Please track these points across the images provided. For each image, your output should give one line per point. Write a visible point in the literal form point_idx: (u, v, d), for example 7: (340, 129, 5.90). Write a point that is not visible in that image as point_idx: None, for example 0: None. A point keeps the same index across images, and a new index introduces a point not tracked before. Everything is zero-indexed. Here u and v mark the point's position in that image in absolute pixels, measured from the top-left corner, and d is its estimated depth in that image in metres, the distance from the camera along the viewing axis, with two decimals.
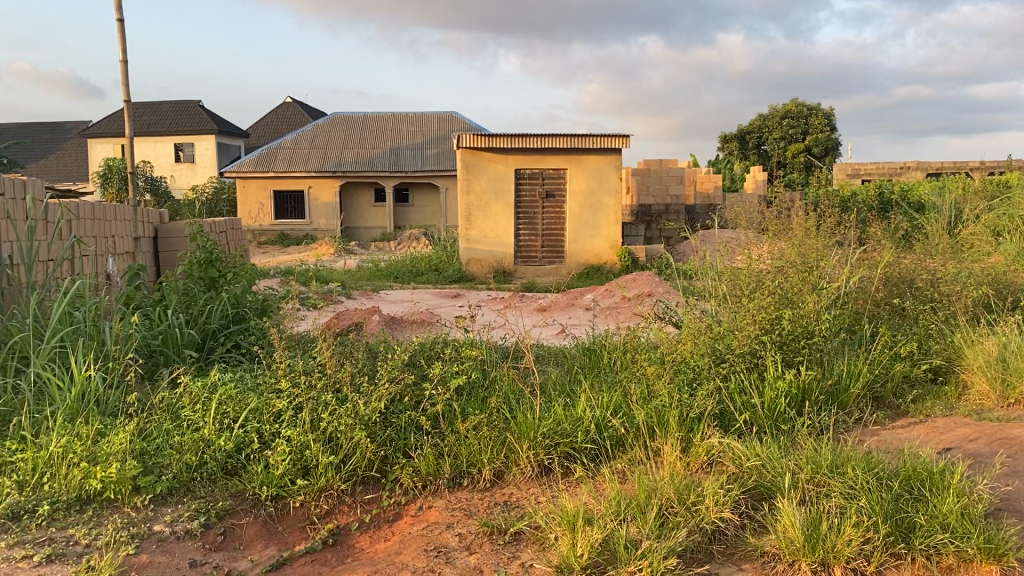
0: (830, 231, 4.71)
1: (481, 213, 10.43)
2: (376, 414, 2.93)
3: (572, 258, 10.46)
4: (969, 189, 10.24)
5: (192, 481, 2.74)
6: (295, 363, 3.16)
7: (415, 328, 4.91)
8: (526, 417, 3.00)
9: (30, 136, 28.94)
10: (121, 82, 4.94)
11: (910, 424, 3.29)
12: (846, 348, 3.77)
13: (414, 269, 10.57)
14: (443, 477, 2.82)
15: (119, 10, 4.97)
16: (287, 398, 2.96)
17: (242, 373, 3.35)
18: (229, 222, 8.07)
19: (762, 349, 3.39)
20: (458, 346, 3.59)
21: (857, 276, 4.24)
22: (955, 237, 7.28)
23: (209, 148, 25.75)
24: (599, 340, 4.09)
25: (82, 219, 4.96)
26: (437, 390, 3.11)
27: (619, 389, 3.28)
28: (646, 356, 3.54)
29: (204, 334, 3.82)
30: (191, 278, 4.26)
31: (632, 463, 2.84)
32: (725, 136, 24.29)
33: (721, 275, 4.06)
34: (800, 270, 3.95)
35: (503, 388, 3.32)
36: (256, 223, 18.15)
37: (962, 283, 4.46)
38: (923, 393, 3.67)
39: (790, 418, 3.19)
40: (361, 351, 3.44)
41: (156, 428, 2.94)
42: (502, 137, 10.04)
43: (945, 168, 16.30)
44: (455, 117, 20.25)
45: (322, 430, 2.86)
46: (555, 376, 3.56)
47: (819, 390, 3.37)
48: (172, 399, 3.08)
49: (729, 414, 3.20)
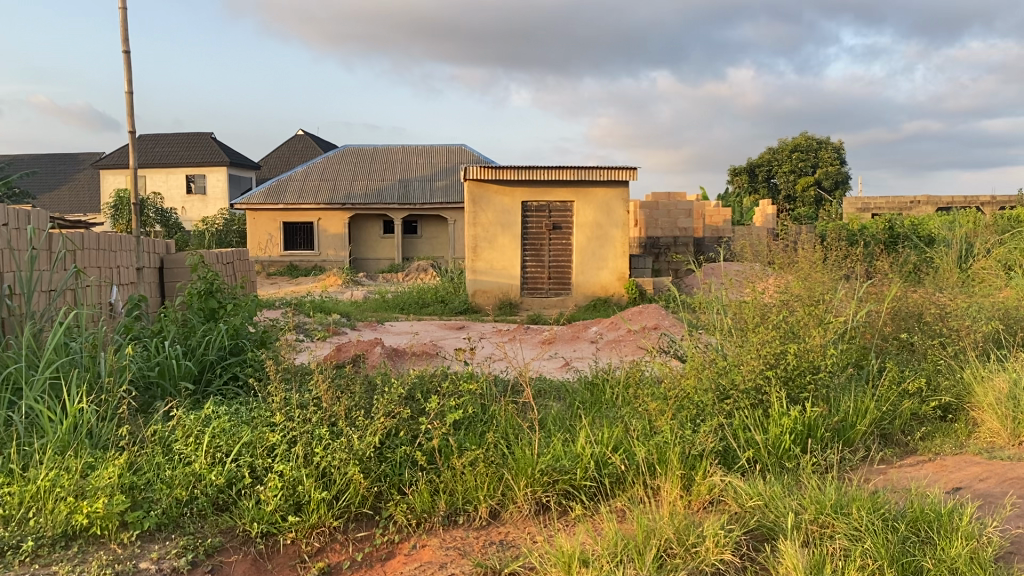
0: (838, 264, 4.66)
1: (488, 245, 10.42)
2: (371, 449, 2.87)
3: (579, 291, 10.40)
4: (980, 223, 10.18)
5: (181, 517, 2.70)
6: (291, 396, 3.12)
7: (415, 361, 4.85)
8: (525, 453, 2.94)
9: (43, 168, 29.29)
10: (126, 113, 4.95)
11: (918, 462, 3.22)
12: (852, 384, 3.71)
13: (420, 301, 10.54)
14: (438, 514, 2.75)
15: (126, 42, 4.99)
16: (281, 432, 2.93)
17: (238, 406, 3.30)
18: (234, 254, 8.12)
19: (767, 385, 3.33)
20: (457, 379, 3.52)
21: (864, 310, 4.19)
22: (966, 273, 7.18)
23: (220, 179, 25.96)
24: (602, 375, 4.02)
25: (87, 249, 4.98)
26: (434, 424, 3.05)
27: (620, 425, 3.21)
28: (649, 391, 3.47)
29: (202, 366, 3.77)
30: (191, 309, 4.23)
31: (632, 501, 2.76)
32: (735, 169, 24.39)
33: (726, 309, 4.01)
34: (806, 304, 3.90)
35: (501, 422, 3.25)
36: (264, 254, 18.23)
37: (973, 318, 4.38)
38: (931, 430, 3.58)
39: (795, 456, 3.11)
40: (358, 384, 3.38)
41: (148, 461, 2.89)
42: (509, 169, 10.06)
43: (954, 202, 16.25)
44: (465, 150, 20.37)
45: (315, 465, 2.82)
46: (554, 411, 3.50)
47: (825, 426, 3.30)
48: (166, 432, 3.03)
49: (732, 451, 3.13)
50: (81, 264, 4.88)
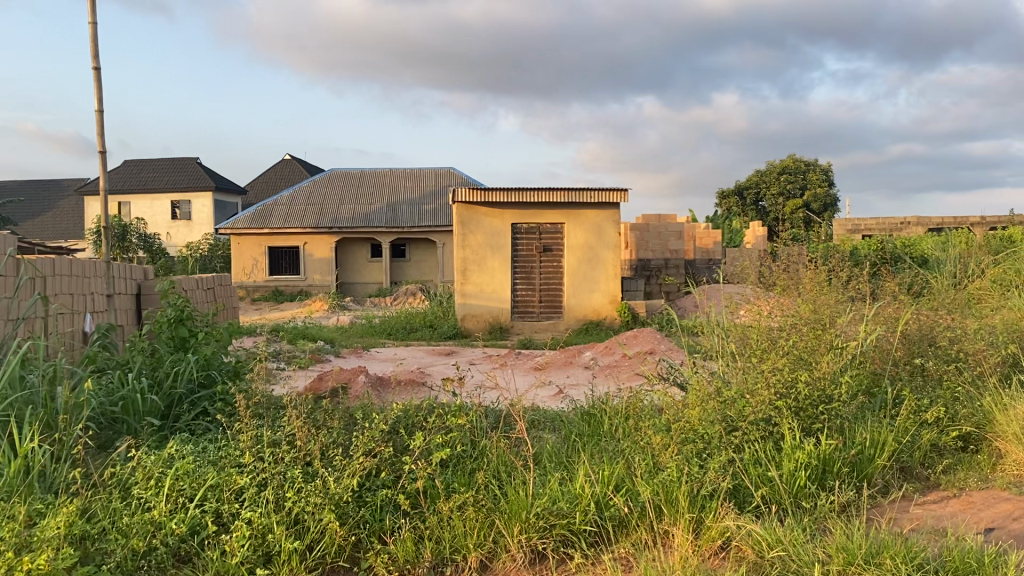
0: (843, 286, 4.42)
1: (477, 268, 10.18)
2: (349, 493, 2.62)
3: (570, 314, 10.14)
4: (974, 243, 10.03)
5: (138, 571, 2.43)
6: (262, 435, 2.87)
7: (401, 392, 4.57)
8: (518, 494, 2.69)
9: (27, 195, 28.94)
10: (96, 133, 4.68)
11: (943, 499, 2.97)
12: (866, 414, 3.45)
13: (407, 326, 10.28)
14: (423, 565, 2.49)
15: (95, 58, 4.71)
16: (250, 474, 2.69)
17: (204, 445, 3.02)
18: (214, 278, 8.03)
19: (779, 416, 3.07)
20: (444, 412, 3.25)
21: (875, 334, 3.93)
22: (966, 293, 6.99)
23: (206, 205, 25.71)
24: (599, 404, 3.77)
25: (58, 276, 4.74)
26: (419, 464, 2.78)
27: (621, 462, 2.97)
28: (651, 424, 3.21)
29: (170, 400, 3.49)
30: (160, 339, 3.97)
31: (637, 549, 2.52)
32: (724, 192, 24.40)
33: (729, 332, 3.77)
34: (814, 326, 3.64)
35: (492, 459, 3.00)
36: (249, 279, 17.94)
37: (986, 341, 4.12)
38: (954, 463, 3.33)
39: (812, 495, 2.86)
40: (336, 421, 3.13)
41: (103, 507, 2.61)
42: (498, 191, 9.86)
43: (945, 223, 16.15)
44: (453, 173, 20.21)
45: (287, 511, 2.58)
46: (549, 445, 3.24)
47: (842, 460, 3.05)
48: (125, 474, 2.76)
49: (744, 490, 2.89)
50: (50, 290, 4.63)
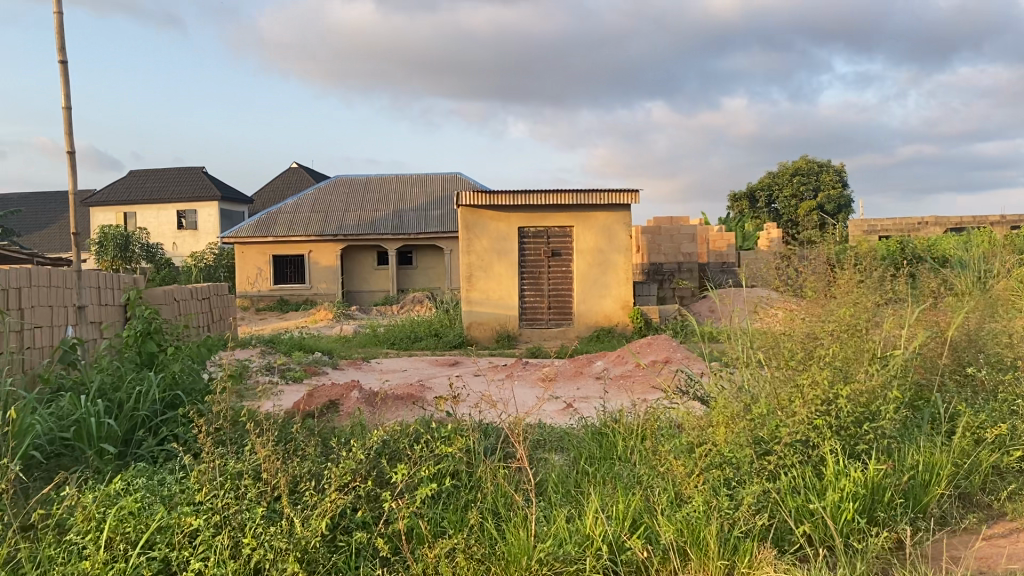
0: (881, 288, 4.00)
1: (483, 274, 9.80)
2: (318, 536, 2.23)
3: (580, 320, 9.74)
4: (998, 241, 9.58)
5: None
6: (222, 464, 2.48)
7: (396, 410, 4.18)
8: (519, 535, 2.30)
9: (34, 208, 28.78)
10: (64, 132, 3.92)
11: (1012, 532, 2.58)
12: (914, 431, 3.03)
13: (412, 334, 9.91)
14: None
15: (63, 52, 4.07)
16: (204, 511, 2.30)
17: (161, 476, 2.65)
18: (212, 287, 7.74)
19: (817, 437, 2.66)
20: (435, 435, 2.84)
21: (920, 339, 3.51)
22: (1000, 294, 6.53)
23: (212, 215, 25.45)
24: (612, 422, 3.36)
25: (36, 287, 4.41)
26: (401, 501, 2.39)
27: (637, 494, 2.58)
28: (671, 445, 2.81)
29: (131, 424, 3.10)
30: (126, 357, 3.61)
31: None
32: (735, 195, 23.97)
33: (755, 339, 3.35)
34: (853, 331, 3.22)
35: (488, 493, 2.61)
36: (253, 289, 17.60)
37: None
38: (1020, 487, 2.91)
39: (861, 532, 2.46)
40: (313, 447, 2.74)
41: (36, 557, 2.23)
42: (504, 194, 9.50)
43: (965, 222, 15.66)
44: (459, 178, 19.85)
45: (246, 559, 2.20)
46: (555, 471, 2.85)
47: (894, 488, 2.64)
48: (64, 516, 2.38)
49: (783, 526, 2.48)
50: (29, 303, 4.32)
